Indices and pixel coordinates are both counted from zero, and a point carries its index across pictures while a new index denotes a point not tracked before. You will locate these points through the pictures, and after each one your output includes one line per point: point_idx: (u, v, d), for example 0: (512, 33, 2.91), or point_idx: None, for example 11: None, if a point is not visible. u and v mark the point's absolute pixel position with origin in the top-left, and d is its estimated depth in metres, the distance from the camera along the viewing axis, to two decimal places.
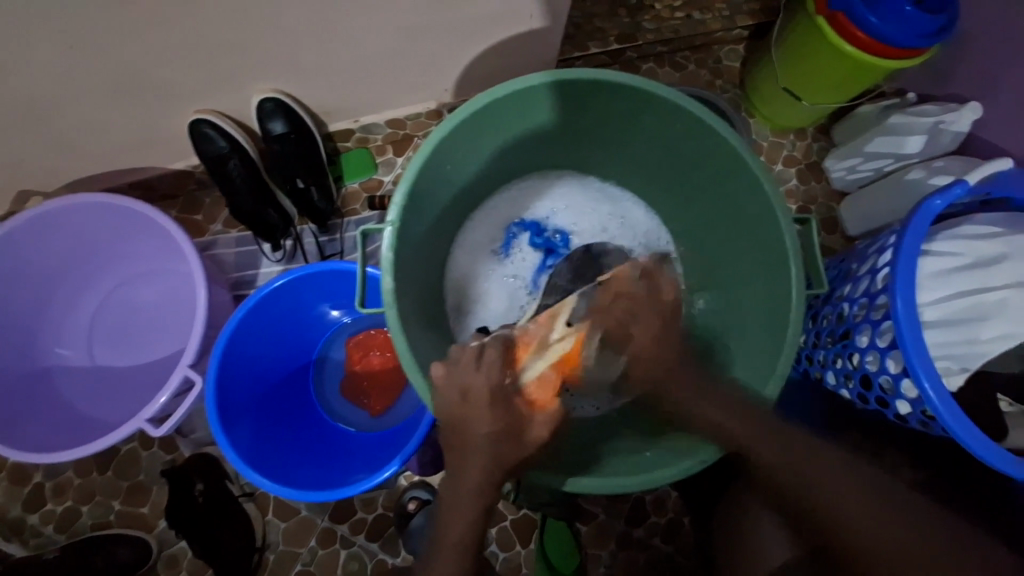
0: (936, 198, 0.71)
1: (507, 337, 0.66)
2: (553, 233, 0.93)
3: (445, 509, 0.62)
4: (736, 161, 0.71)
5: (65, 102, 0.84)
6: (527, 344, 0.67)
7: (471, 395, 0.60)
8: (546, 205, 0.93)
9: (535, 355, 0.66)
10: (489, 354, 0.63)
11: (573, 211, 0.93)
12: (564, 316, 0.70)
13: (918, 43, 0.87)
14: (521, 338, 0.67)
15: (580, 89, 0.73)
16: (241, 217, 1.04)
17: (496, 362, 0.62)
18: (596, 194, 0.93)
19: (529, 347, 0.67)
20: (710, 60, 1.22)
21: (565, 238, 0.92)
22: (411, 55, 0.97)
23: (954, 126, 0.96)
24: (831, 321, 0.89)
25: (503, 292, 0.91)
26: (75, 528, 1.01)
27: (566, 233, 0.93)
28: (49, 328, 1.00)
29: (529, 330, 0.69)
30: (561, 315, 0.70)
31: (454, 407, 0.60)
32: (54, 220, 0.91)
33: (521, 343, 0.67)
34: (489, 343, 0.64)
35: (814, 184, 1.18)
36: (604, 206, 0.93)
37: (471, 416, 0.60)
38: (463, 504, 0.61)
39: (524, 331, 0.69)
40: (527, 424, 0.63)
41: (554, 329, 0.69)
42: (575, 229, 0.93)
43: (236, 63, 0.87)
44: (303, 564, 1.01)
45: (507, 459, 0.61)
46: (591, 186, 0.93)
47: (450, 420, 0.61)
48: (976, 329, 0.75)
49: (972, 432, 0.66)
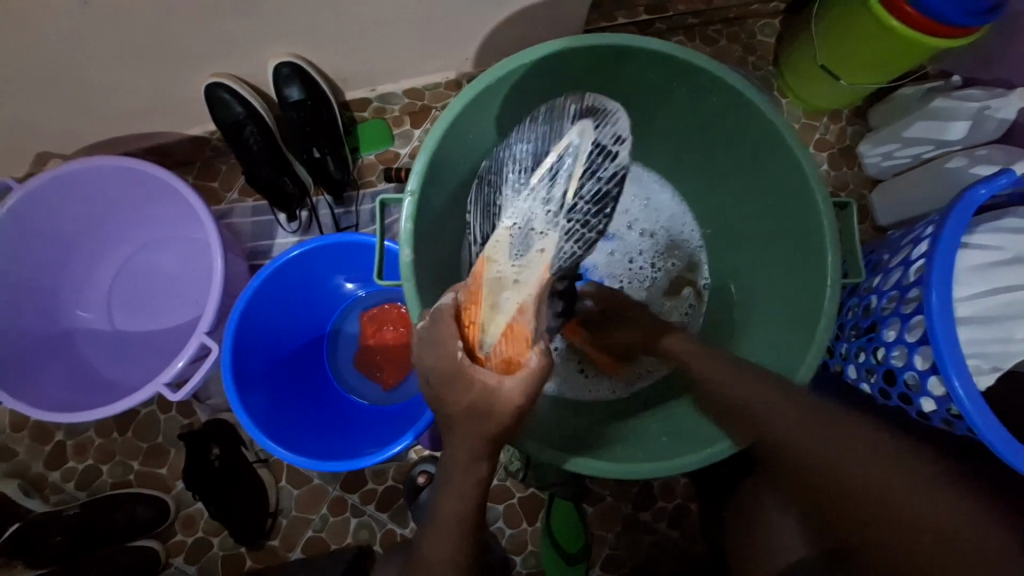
0: (981, 187, 0.68)
1: (449, 310, 0.60)
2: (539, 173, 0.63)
3: (445, 485, 0.60)
4: (773, 140, 0.68)
5: (81, 63, 0.83)
6: (472, 303, 0.60)
7: (460, 380, 0.57)
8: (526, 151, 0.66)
9: (484, 313, 0.60)
10: (442, 318, 0.60)
11: (540, 140, 0.65)
12: (499, 259, 0.60)
13: (968, 21, 0.82)
14: (465, 298, 0.61)
15: (609, 57, 0.69)
16: (257, 187, 1.03)
17: (449, 325, 0.59)
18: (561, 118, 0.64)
19: (474, 307, 0.60)
20: (744, 34, 1.16)
21: (524, 171, 0.64)
22: (432, 23, 0.93)
23: (1000, 113, 0.91)
24: (857, 314, 0.86)
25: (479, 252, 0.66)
26: (96, 486, 1.04)
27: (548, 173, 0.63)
28: (68, 290, 1.01)
29: (471, 286, 0.61)
30: (499, 257, 0.60)
31: (438, 378, 0.58)
32: (73, 182, 0.90)
33: (462, 310, 0.60)
34: (440, 308, 0.60)
35: (846, 170, 1.13)
36: (569, 126, 0.62)
37: (467, 399, 0.57)
38: (460, 486, 0.58)
39: (468, 288, 0.62)
40: None
41: (492, 275, 0.60)
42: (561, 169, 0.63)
43: (249, 27, 0.85)
44: (315, 530, 1.04)
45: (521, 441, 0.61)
46: (554, 108, 0.66)
47: (437, 399, 0.59)
48: (1011, 327, 0.72)
49: (1000, 433, 0.64)
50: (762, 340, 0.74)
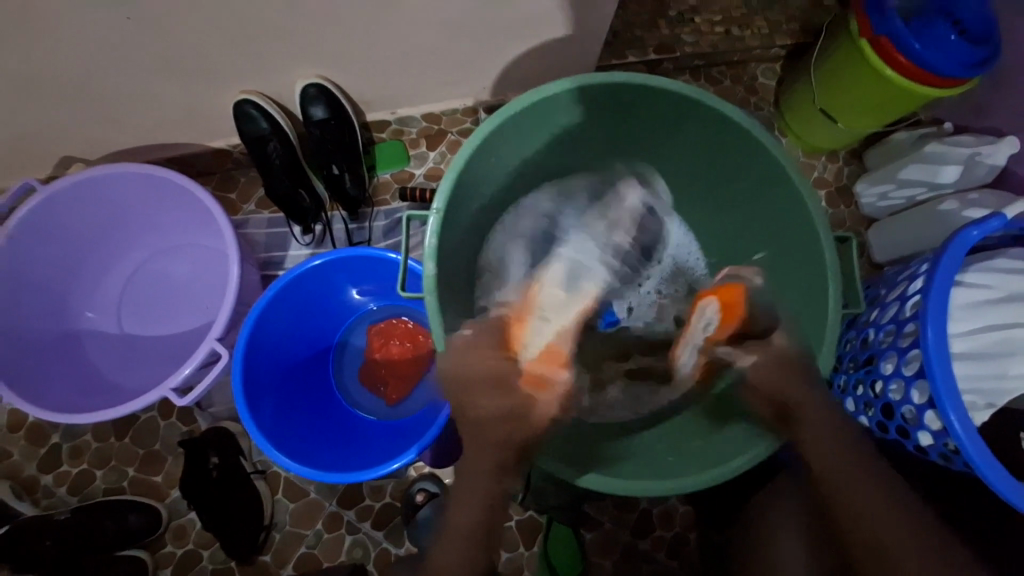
0: (974, 228, 0.71)
1: (499, 321, 0.71)
2: (567, 220, 0.84)
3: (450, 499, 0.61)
4: (779, 176, 0.71)
5: (117, 74, 0.87)
6: (522, 320, 0.71)
7: None
8: (552, 196, 0.86)
9: (531, 332, 0.70)
10: (480, 340, 0.67)
11: (591, 193, 0.86)
12: (547, 286, 0.75)
13: (960, 73, 0.87)
14: (513, 316, 0.72)
15: (624, 93, 0.73)
16: (276, 200, 1.06)
17: (489, 348, 0.67)
18: (610, 177, 0.86)
19: (518, 329, 0.70)
20: (746, 77, 1.23)
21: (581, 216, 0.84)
22: (454, 53, 0.99)
23: (990, 159, 0.96)
24: (856, 346, 0.88)
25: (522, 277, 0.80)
26: (89, 491, 1.03)
27: (581, 222, 0.84)
28: (80, 293, 1.02)
29: (520, 306, 0.74)
30: (547, 285, 0.74)
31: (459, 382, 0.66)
32: (98, 187, 0.93)
33: (512, 322, 0.71)
34: (479, 330, 0.69)
35: (843, 208, 1.17)
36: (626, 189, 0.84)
37: None
38: None
39: (516, 307, 0.74)
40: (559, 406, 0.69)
41: (540, 298, 0.73)
42: (592, 218, 0.83)
43: (283, 47, 0.89)
44: (308, 547, 1.02)
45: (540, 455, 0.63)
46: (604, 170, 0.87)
47: None
48: (1003, 364, 0.75)
49: (995, 467, 0.65)
50: None
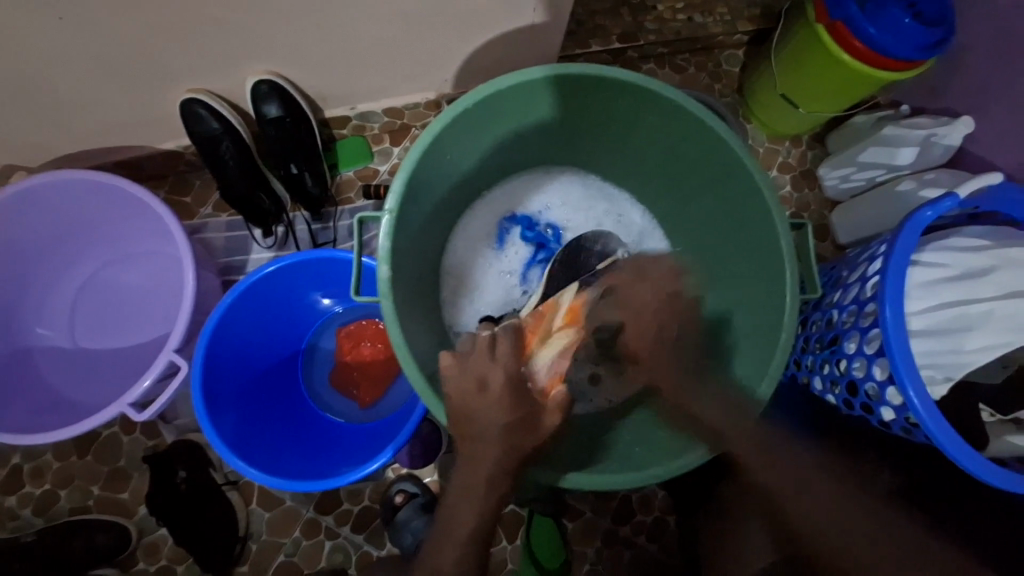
0: (928, 209, 0.72)
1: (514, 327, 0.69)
2: (545, 228, 0.91)
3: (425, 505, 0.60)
4: (736, 164, 0.71)
5: (53, 76, 0.82)
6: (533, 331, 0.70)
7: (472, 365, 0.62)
8: (540, 200, 0.92)
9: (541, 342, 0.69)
10: (500, 342, 0.66)
11: (598, 210, 0.92)
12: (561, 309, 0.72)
13: (914, 55, 0.88)
14: (528, 325, 0.71)
15: (580, 84, 0.72)
16: (233, 201, 1.02)
17: (508, 352, 0.65)
18: (607, 193, 0.92)
19: (534, 331, 0.70)
20: (711, 64, 1.23)
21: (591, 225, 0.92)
22: (413, 45, 0.96)
23: (945, 140, 0.98)
24: (821, 327, 0.90)
25: (514, 287, 0.90)
26: (53, 513, 0.99)
27: (558, 229, 0.92)
28: (31, 308, 0.97)
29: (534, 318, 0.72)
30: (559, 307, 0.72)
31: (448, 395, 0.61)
32: (40, 196, 0.88)
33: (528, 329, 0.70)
34: (499, 333, 0.67)
35: (808, 191, 1.19)
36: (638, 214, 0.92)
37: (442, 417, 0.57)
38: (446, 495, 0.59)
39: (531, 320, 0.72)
40: (542, 415, 0.64)
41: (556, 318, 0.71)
42: (568, 225, 0.92)
43: (231, 42, 0.85)
44: (286, 555, 1.00)
45: (511, 457, 0.61)
46: (608, 188, 0.93)
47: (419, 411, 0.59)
48: (961, 339, 0.76)
49: (950, 436, 0.68)
50: (731, 356, 0.76)
